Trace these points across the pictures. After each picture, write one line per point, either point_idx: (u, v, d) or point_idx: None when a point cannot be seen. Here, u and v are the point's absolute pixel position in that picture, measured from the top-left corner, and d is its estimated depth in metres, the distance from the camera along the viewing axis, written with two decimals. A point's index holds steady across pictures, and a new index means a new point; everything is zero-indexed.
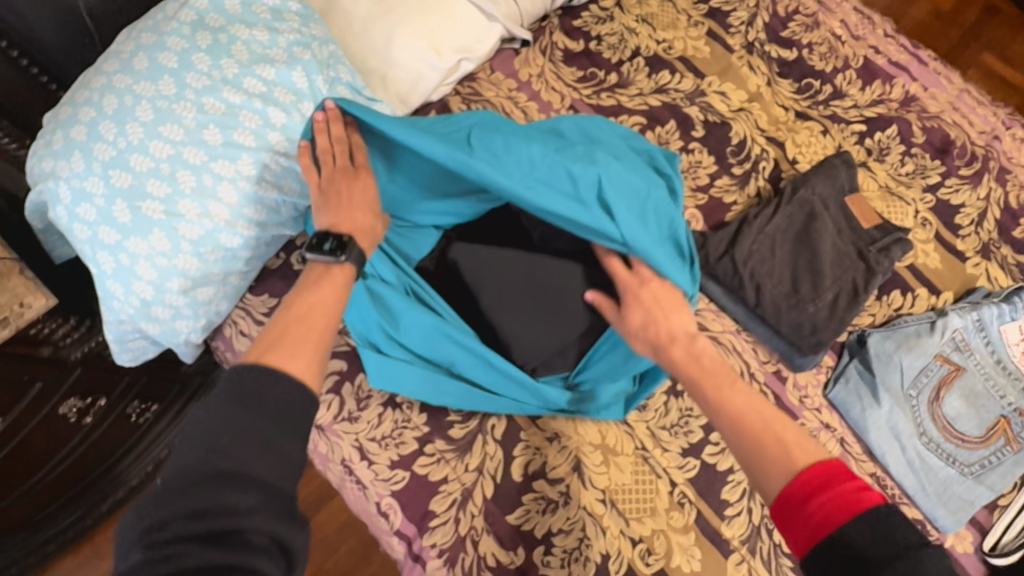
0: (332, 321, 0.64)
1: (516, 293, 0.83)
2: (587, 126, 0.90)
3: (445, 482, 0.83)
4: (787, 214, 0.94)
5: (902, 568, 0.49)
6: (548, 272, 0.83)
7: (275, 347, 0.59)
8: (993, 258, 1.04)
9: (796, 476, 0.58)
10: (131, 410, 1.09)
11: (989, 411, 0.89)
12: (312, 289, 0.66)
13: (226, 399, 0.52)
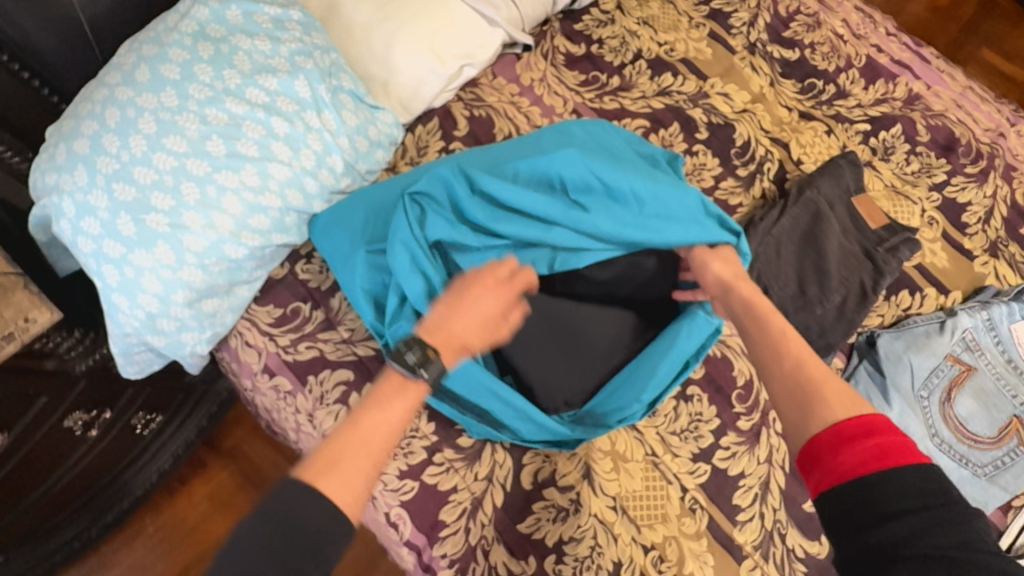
0: (391, 447, 0.61)
1: (560, 342, 0.82)
2: (596, 134, 0.93)
3: (455, 491, 0.82)
4: (793, 215, 0.93)
5: (923, 515, 0.49)
6: (592, 322, 0.82)
7: (329, 471, 0.56)
8: (1001, 256, 1.03)
9: (836, 424, 0.57)
10: (136, 421, 1.09)
11: (1001, 411, 0.89)
12: (381, 406, 0.62)
13: (270, 520, 0.52)
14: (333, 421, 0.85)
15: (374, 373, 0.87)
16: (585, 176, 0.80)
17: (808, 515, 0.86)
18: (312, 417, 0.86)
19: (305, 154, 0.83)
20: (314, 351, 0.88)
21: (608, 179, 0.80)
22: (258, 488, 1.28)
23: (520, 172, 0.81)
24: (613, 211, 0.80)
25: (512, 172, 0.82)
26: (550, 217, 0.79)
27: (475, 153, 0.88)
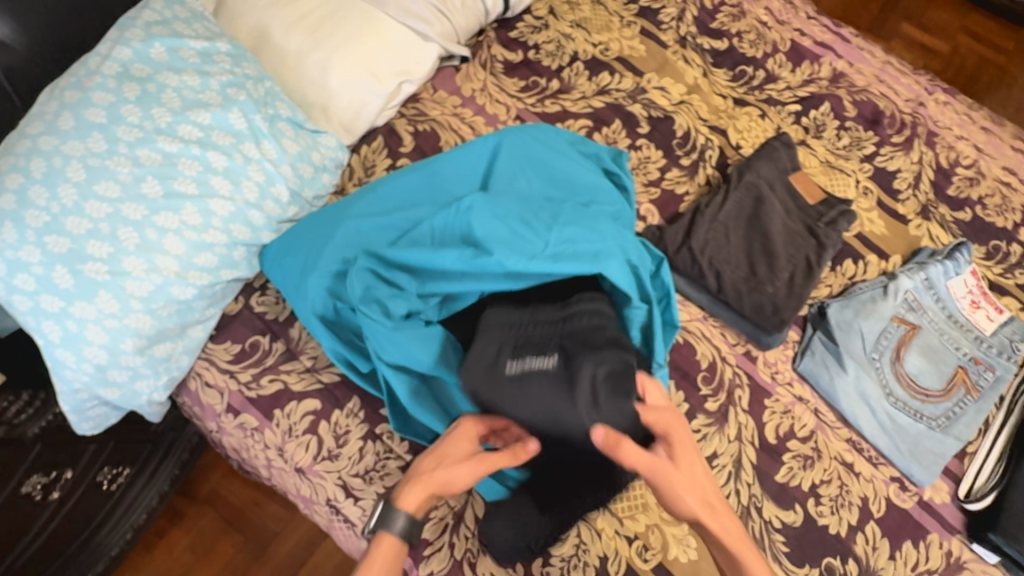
0: None
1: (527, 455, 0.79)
2: (525, 142, 0.87)
3: (435, 508, 0.82)
4: (736, 200, 0.95)
5: None
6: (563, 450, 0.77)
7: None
8: (933, 217, 1.09)
9: None
10: (102, 477, 1.04)
11: (948, 364, 0.94)
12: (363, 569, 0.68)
13: None
14: (304, 452, 0.84)
15: (341, 400, 0.86)
16: (498, 223, 0.74)
17: (781, 485, 0.89)
18: (282, 450, 0.85)
19: (247, 187, 0.82)
20: (278, 384, 0.86)
21: (513, 221, 0.75)
22: (241, 529, 1.25)
23: (431, 226, 0.77)
24: (519, 246, 0.73)
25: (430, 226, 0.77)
26: (459, 273, 0.74)
27: (397, 194, 0.82)
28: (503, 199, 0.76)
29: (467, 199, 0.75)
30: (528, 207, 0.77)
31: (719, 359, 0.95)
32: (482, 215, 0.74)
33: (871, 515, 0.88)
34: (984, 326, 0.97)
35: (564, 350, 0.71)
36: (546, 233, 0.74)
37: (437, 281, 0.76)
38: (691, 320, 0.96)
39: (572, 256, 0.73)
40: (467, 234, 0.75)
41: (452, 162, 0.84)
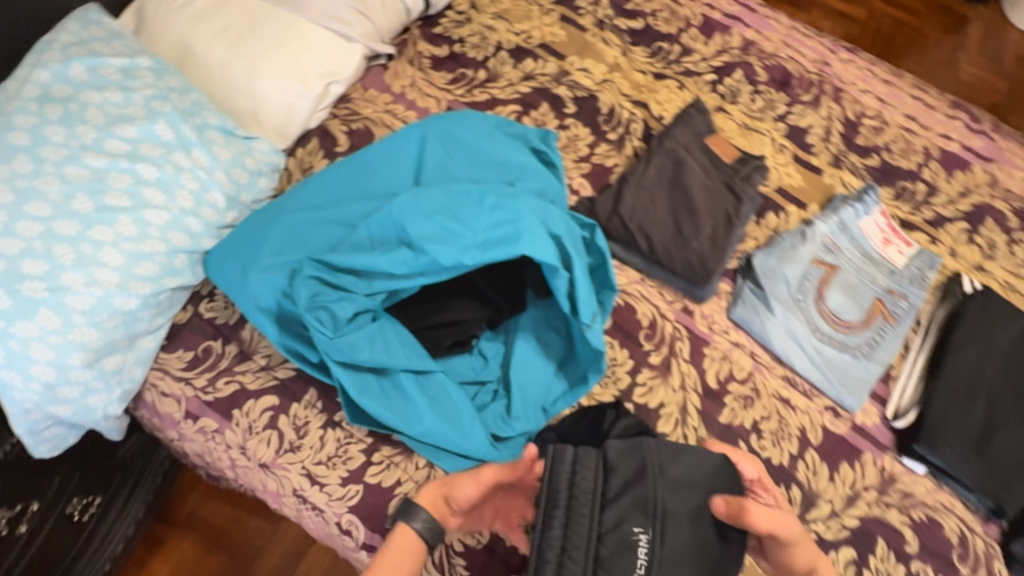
0: None
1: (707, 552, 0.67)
2: (445, 135, 0.89)
3: (399, 485, 0.85)
4: (657, 165, 1.01)
5: None
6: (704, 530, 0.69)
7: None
8: (844, 166, 1.17)
9: None
10: (73, 508, 1.04)
11: (866, 297, 1.01)
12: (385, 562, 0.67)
13: None
14: (266, 447, 0.86)
15: (298, 393, 0.88)
16: (428, 219, 0.75)
17: (725, 426, 0.95)
18: (245, 448, 0.87)
19: (181, 195, 0.84)
20: (234, 385, 0.88)
21: (443, 217, 0.75)
22: (226, 548, 1.26)
23: (365, 230, 0.76)
24: (453, 239, 0.73)
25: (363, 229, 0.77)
26: (401, 274, 0.75)
27: (326, 198, 0.82)
28: (429, 194, 0.77)
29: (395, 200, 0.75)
30: (455, 197, 0.77)
31: (659, 317, 1.00)
32: (411, 213, 0.75)
33: (809, 443, 0.95)
34: (896, 259, 1.05)
35: (633, 510, 0.67)
36: (475, 221, 0.75)
37: (380, 282, 0.76)
38: (630, 283, 1.01)
39: (502, 240, 0.74)
40: (400, 234, 0.75)
41: (370, 157, 0.85)
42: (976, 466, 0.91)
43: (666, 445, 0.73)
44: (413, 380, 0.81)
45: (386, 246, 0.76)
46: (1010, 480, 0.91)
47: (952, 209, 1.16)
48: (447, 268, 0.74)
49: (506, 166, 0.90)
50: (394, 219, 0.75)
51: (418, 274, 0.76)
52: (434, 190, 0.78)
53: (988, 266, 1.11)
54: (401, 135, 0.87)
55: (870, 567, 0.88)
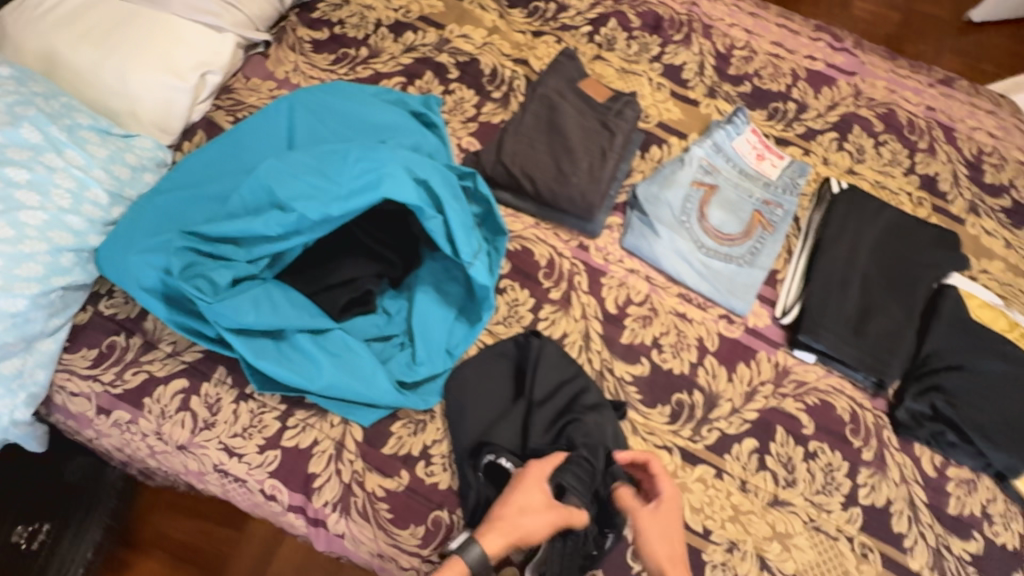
0: None
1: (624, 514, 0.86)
2: (314, 104, 0.92)
3: (316, 444, 0.88)
4: (533, 112, 1.06)
5: None
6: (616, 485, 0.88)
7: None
8: (719, 96, 1.24)
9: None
10: (19, 537, 1.03)
11: (744, 210, 1.08)
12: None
13: None
14: (181, 429, 0.88)
15: (207, 372, 0.90)
16: (295, 181, 0.78)
17: (627, 346, 1.00)
18: (161, 433, 0.89)
19: (58, 195, 0.86)
20: (142, 374, 0.90)
21: (310, 175, 0.78)
22: (193, 560, 1.26)
23: (237, 199, 0.79)
24: (320, 194, 0.77)
25: (235, 198, 0.79)
26: (276, 235, 0.78)
27: (200, 175, 0.84)
28: (295, 157, 0.80)
29: (261, 166, 0.78)
30: (320, 158, 0.80)
31: (557, 255, 1.05)
32: (277, 177, 0.78)
33: (707, 350, 1.01)
34: (770, 173, 1.13)
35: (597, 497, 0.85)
36: (340, 175, 0.78)
37: (259, 246, 0.79)
38: (525, 228, 1.06)
39: (367, 188, 0.78)
40: (271, 197, 0.78)
41: (241, 132, 0.87)
42: (856, 346, 0.98)
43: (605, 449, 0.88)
44: (311, 339, 0.84)
45: (260, 211, 0.79)
46: (887, 354, 0.98)
47: (822, 122, 1.24)
48: (318, 223, 0.78)
49: (379, 126, 0.94)
50: (262, 185, 0.78)
51: (295, 233, 0.79)
52: (301, 154, 0.81)
53: (858, 169, 1.19)
54: (270, 108, 0.90)
55: (771, 453, 0.95)
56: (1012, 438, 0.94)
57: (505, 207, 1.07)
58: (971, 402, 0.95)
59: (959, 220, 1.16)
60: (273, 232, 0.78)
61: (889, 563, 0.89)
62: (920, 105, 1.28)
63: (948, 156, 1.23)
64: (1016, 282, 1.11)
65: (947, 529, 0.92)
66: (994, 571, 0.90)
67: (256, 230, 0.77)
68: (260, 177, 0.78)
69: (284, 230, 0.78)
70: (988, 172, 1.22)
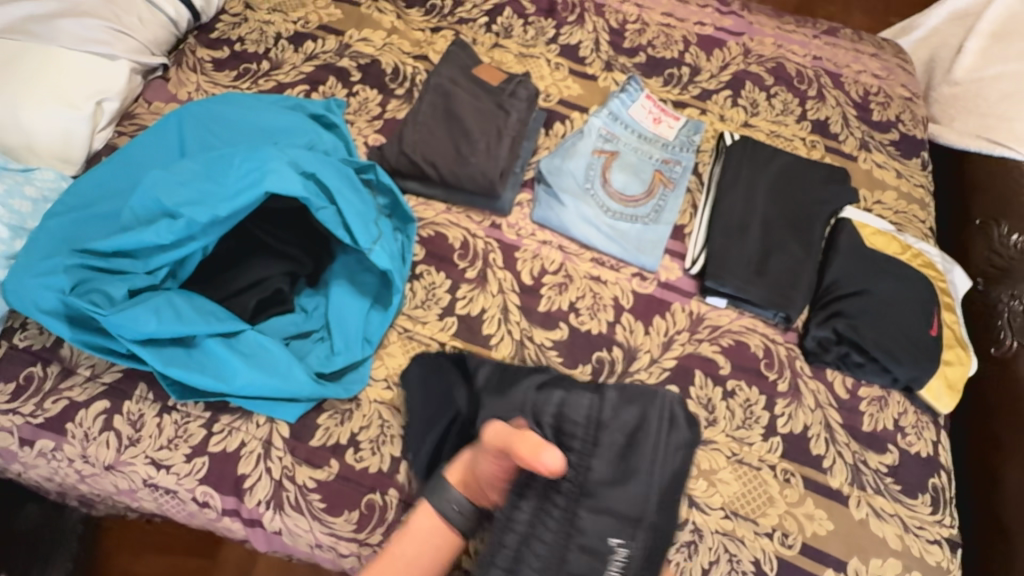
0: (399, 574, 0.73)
1: (665, 486, 0.80)
2: (203, 115, 0.94)
3: (244, 445, 0.89)
4: (430, 102, 1.10)
5: None
6: (672, 458, 0.83)
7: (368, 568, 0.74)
8: (615, 69, 1.29)
9: None
10: None
11: (645, 171, 1.14)
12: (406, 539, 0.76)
13: None
14: (107, 449, 0.88)
15: (128, 390, 0.91)
16: (182, 188, 0.80)
17: (545, 314, 1.03)
18: (87, 456, 0.89)
19: None
20: (63, 401, 0.90)
21: (198, 181, 0.81)
22: None
23: (127, 213, 0.81)
24: (206, 199, 0.80)
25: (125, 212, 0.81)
26: (170, 242, 0.80)
27: (93, 196, 0.86)
28: (180, 166, 0.82)
29: (146, 178, 0.80)
30: (206, 164, 0.83)
31: (471, 237, 1.08)
32: (164, 187, 0.80)
33: (623, 308, 1.05)
34: (667, 134, 1.18)
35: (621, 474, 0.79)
36: (225, 178, 0.81)
37: (155, 256, 0.81)
38: (437, 214, 1.09)
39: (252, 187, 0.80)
40: (161, 207, 0.80)
41: (133, 151, 0.89)
42: (760, 285, 1.03)
43: (665, 415, 0.86)
44: (222, 342, 0.85)
45: (152, 221, 0.81)
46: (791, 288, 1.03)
47: (715, 82, 1.29)
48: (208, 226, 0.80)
49: (272, 129, 0.96)
50: (150, 196, 0.80)
51: (189, 239, 0.81)
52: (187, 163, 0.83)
53: (753, 122, 1.25)
54: (159, 125, 0.92)
55: (692, 397, 0.98)
56: (911, 353, 0.99)
57: (414, 196, 1.09)
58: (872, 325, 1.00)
59: (851, 157, 1.22)
60: (166, 240, 0.79)
61: (811, 484, 0.93)
62: (807, 56, 1.35)
63: (837, 100, 1.29)
64: (909, 209, 1.18)
65: (863, 445, 0.96)
66: (910, 478, 0.95)
67: (148, 240, 0.79)
68: (147, 190, 0.80)
69: (177, 237, 0.80)
70: (876, 110, 1.29)
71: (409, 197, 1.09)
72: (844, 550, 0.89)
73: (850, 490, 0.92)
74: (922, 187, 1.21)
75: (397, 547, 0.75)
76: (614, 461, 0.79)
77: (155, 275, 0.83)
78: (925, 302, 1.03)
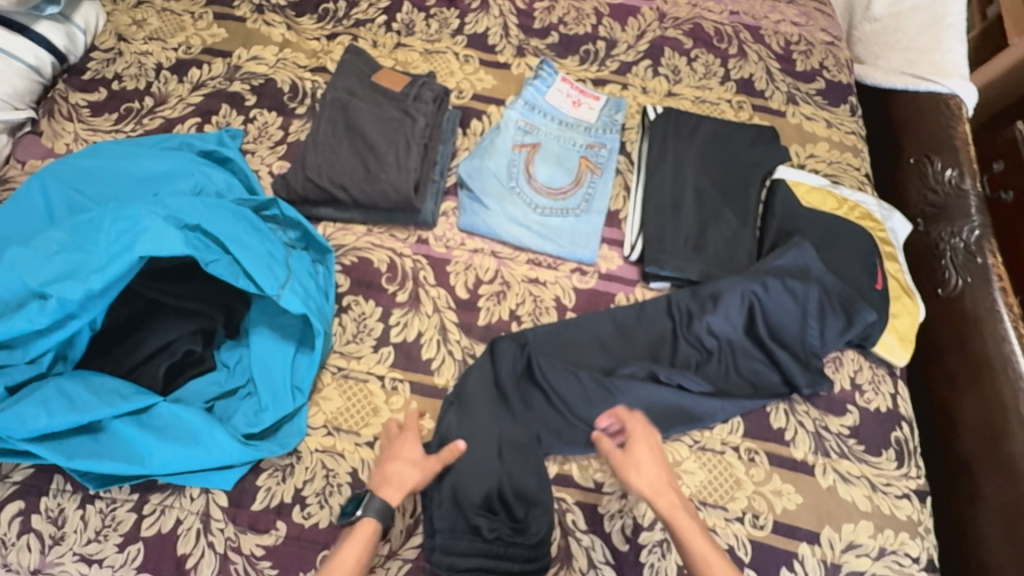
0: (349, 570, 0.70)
1: (596, 382, 0.91)
2: (73, 180, 0.88)
3: (180, 523, 0.81)
4: (330, 121, 1.04)
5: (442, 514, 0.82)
6: (643, 329, 0.97)
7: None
8: (528, 53, 1.22)
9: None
10: None
11: (570, 160, 1.09)
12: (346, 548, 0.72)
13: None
14: (28, 553, 0.79)
15: (43, 486, 0.82)
16: (51, 267, 0.76)
17: (485, 327, 0.97)
18: (7, 564, 0.79)
19: None
20: None
21: (69, 256, 0.77)
22: None
23: None
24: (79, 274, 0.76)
25: None
26: (45, 325, 0.75)
27: None
28: (45, 240, 0.77)
29: (7, 259, 0.75)
30: (74, 236, 0.78)
31: (398, 256, 1.00)
32: (31, 269, 0.75)
33: (566, 307, 0.99)
34: (589, 116, 1.13)
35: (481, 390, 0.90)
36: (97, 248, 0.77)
37: (36, 342, 0.77)
38: (358, 238, 1.01)
39: (125, 253, 0.76)
40: (28, 288, 0.75)
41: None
42: (641, 329, 0.97)
43: (558, 367, 0.91)
44: (131, 421, 0.80)
45: (22, 305, 0.76)
46: (672, 319, 0.97)
47: (634, 53, 1.23)
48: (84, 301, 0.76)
49: (154, 182, 0.91)
50: (16, 279, 0.75)
51: (67, 318, 0.76)
52: (53, 237, 0.78)
53: (677, 90, 1.20)
54: (26, 195, 0.86)
55: None
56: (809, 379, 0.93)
57: (330, 223, 1.02)
58: (755, 349, 0.96)
59: (780, 113, 1.18)
60: (40, 324, 0.74)
61: (775, 459, 0.91)
62: (724, 13, 1.30)
63: (758, 54, 1.25)
64: (843, 157, 1.15)
65: (822, 410, 0.94)
66: (873, 436, 0.94)
67: (20, 327, 0.74)
68: (12, 274, 0.75)
69: (53, 318, 0.75)
70: (799, 60, 1.25)
71: (325, 224, 1.02)
72: (816, 520, 0.87)
73: (814, 459, 0.91)
74: (853, 134, 1.18)
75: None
76: (523, 426, 0.89)
77: (38, 363, 0.79)
78: (827, 313, 0.96)
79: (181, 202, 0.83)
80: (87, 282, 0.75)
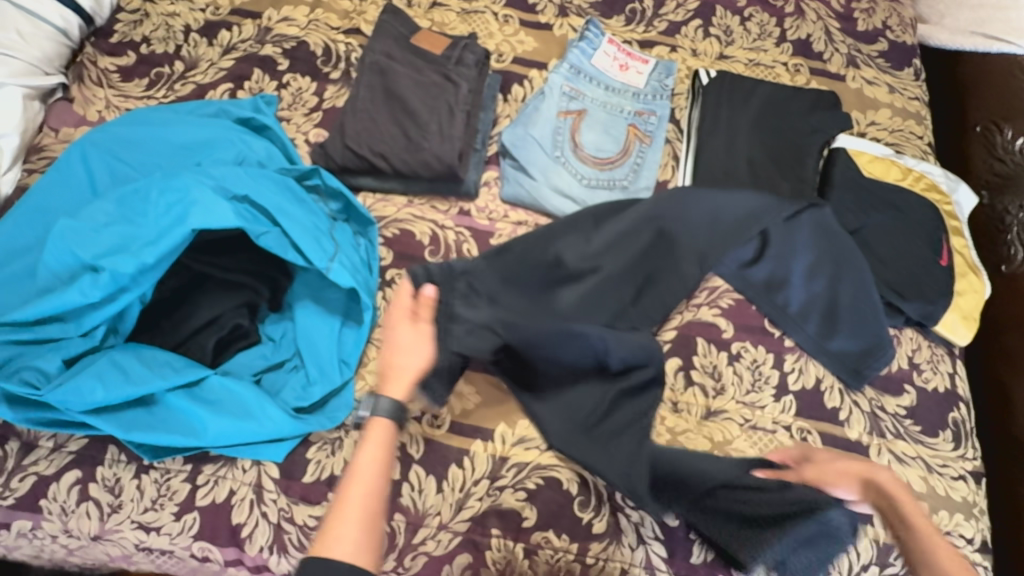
0: (376, 490, 0.65)
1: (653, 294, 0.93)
2: (113, 149, 0.87)
3: (233, 494, 0.81)
4: (368, 86, 1.00)
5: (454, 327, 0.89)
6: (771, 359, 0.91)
7: (323, 532, 0.62)
8: (570, 13, 1.15)
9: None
10: None
11: (618, 128, 1.04)
12: (359, 456, 0.68)
13: None
14: (88, 520, 0.80)
15: (98, 456, 0.82)
16: (98, 239, 0.75)
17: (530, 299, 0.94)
18: (70, 530, 0.81)
19: None
20: (31, 477, 0.81)
21: (117, 229, 0.76)
22: None
23: (45, 273, 0.75)
24: (130, 247, 0.75)
25: (41, 273, 0.75)
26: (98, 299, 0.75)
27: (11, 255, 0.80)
28: (93, 212, 0.77)
29: (54, 231, 0.74)
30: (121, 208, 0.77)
31: (440, 228, 0.96)
32: (79, 242, 0.74)
33: None
34: (637, 81, 1.07)
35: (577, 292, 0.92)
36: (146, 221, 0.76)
37: (87, 315, 0.77)
38: (399, 210, 0.97)
39: (175, 228, 0.75)
40: (79, 261, 0.75)
41: (40, 199, 0.83)
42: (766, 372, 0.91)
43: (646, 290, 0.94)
44: (183, 394, 0.80)
45: (74, 278, 0.75)
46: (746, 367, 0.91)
47: (683, 12, 1.16)
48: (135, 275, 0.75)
49: (195, 152, 0.88)
50: (67, 251, 0.74)
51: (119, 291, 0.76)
52: (101, 209, 0.77)
53: (729, 53, 1.13)
54: (67, 164, 0.85)
55: (696, 366, 0.91)
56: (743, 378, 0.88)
57: (369, 192, 0.99)
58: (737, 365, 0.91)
59: (840, 77, 1.11)
60: (93, 298, 0.74)
61: (829, 439, 0.88)
62: None
63: (817, 13, 1.16)
64: (906, 125, 1.09)
65: (878, 390, 0.92)
66: (929, 417, 0.91)
67: (73, 300, 0.74)
68: (63, 247, 0.74)
69: (106, 292, 0.74)
70: (861, 19, 1.17)
71: (365, 194, 0.98)
72: None
73: (870, 440, 0.89)
74: (917, 100, 1.11)
75: (347, 485, 0.65)
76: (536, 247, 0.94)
77: (91, 336, 0.79)
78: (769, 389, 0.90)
79: (225, 173, 0.80)
80: (136, 255, 0.75)
